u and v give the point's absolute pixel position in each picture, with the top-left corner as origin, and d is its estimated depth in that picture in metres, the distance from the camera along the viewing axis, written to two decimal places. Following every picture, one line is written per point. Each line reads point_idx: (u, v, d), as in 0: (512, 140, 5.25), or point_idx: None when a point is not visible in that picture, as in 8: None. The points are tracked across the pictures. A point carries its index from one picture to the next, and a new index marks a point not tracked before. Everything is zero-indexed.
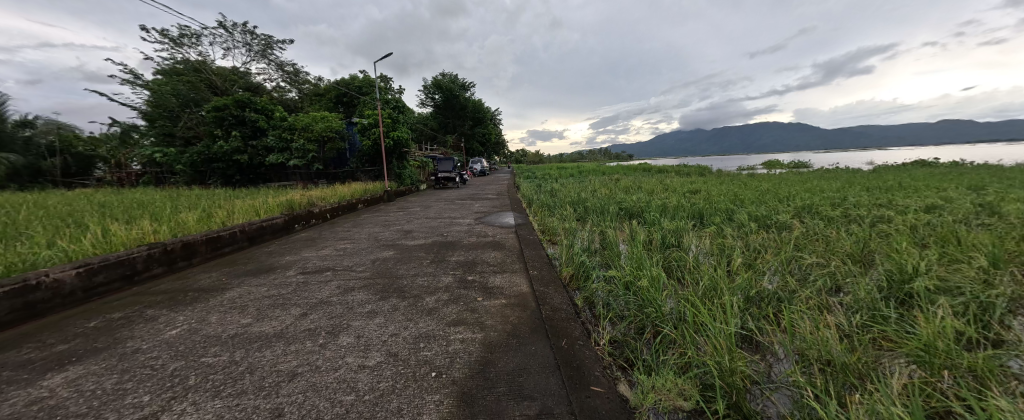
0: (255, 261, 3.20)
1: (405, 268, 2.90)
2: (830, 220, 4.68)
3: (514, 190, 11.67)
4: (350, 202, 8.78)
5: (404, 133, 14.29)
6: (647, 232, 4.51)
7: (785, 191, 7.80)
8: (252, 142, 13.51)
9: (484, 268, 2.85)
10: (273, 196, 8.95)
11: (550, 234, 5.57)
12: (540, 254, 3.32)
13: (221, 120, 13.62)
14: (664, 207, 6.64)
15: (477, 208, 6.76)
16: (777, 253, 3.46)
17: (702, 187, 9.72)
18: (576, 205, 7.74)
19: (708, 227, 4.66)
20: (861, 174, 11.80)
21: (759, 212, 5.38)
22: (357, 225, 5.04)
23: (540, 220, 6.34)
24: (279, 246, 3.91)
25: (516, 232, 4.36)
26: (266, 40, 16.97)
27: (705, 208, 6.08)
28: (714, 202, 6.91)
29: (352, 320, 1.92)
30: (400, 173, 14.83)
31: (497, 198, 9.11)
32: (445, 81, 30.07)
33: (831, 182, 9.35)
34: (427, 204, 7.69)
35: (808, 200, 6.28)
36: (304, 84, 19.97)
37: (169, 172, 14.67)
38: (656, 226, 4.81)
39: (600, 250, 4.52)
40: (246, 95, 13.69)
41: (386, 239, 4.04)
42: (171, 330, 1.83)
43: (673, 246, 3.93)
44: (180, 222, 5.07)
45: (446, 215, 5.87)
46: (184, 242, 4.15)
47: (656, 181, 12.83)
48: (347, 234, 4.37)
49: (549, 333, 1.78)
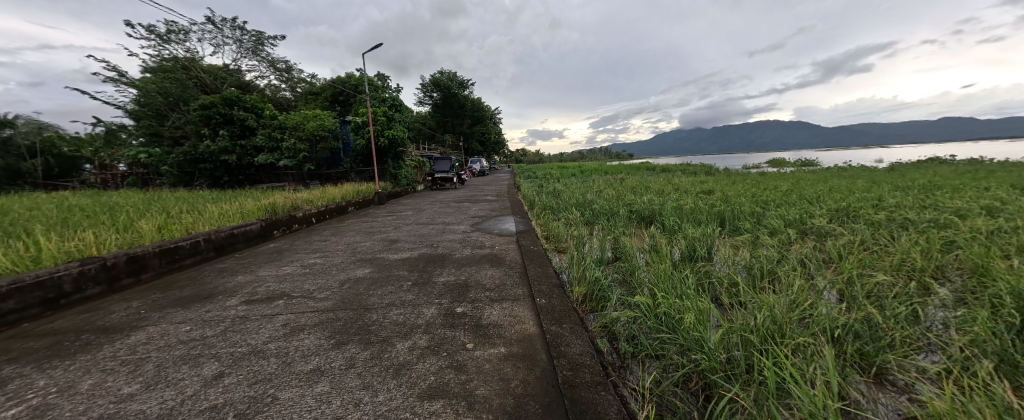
0: (198, 284, 2.60)
1: (379, 294, 2.29)
2: (879, 227, 4.10)
3: (514, 191, 11.09)
4: (339, 205, 8.20)
5: (400, 131, 13.71)
6: (670, 243, 3.93)
7: (810, 191, 7.18)
8: (240, 142, 12.89)
9: (478, 295, 2.25)
10: (258, 198, 8.39)
11: (556, 242, 4.99)
12: (548, 272, 2.72)
13: (208, 119, 13.03)
14: (680, 210, 6.05)
15: (474, 212, 6.19)
16: (836, 271, 2.85)
17: (715, 187, 9.11)
18: (581, 207, 7.17)
19: (738, 235, 4.07)
20: (881, 172, 11.21)
21: (790, 216, 4.80)
22: (338, 233, 4.45)
23: (544, 225, 5.79)
24: (237, 260, 3.31)
25: (517, 241, 3.78)
26: (257, 36, 16.35)
27: (727, 211, 5.51)
28: (735, 203, 6.32)
29: (283, 390, 1.32)
30: (396, 173, 14.29)
31: (496, 200, 8.56)
32: (444, 79, 29.47)
33: (853, 181, 8.77)
34: (421, 207, 7.10)
35: (841, 202, 5.68)
36: (298, 82, 19.37)
37: (156, 173, 14.09)
38: (678, 234, 4.22)
39: (616, 263, 3.95)
40: (235, 93, 13.11)
41: (365, 252, 3.44)
42: (11, 409, 1.25)
43: (703, 260, 3.35)
44: (136, 230, 4.48)
45: (440, 220, 5.30)
46: (131, 255, 3.58)
47: (664, 180, 12.24)
48: (323, 245, 3.77)
49: (569, 417, 1.19)
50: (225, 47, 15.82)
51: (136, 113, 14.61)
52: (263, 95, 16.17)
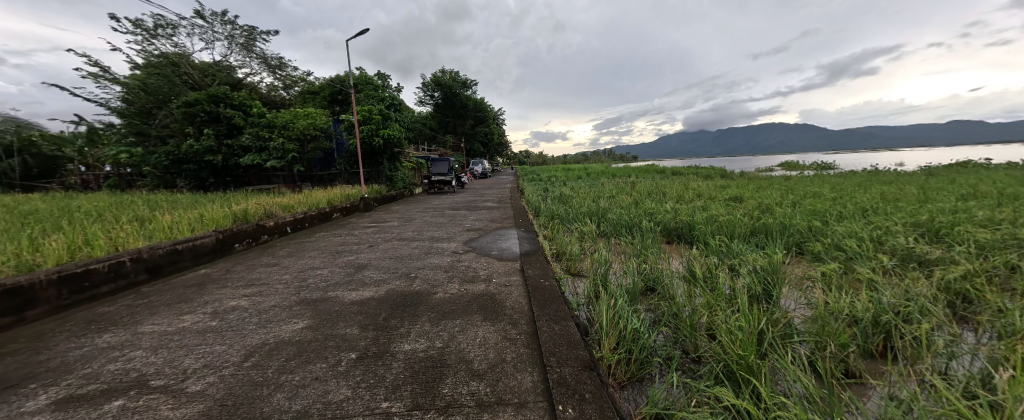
0: (30, 350, 1.69)
1: (293, 387, 1.38)
2: (994, 257, 3.17)
3: (518, 196, 10.21)
4: (322, 211, 7.36)
5: (397, 131, 12.86)
6: (724, 275, 2.99)
7: (860, 200, 6.22)
8: (226, 141, 12.06)
9: (459, 394, 1.34)
10: (234, 202, 7.57)
11: (570, 264, 4.07)
12: (570, 336, 1.79)
13: (192, 117, 12.16)
14: (715, 222, 5.11)
15: (471, 223, 5.27)
16: (1000, 345, 1.92)
17: (743, 193, 8.17)
18: (595, 217, 6.26)
19: (809, 264, 3.14)
20: (920, 178, 10.20)
21: (863, 236, 3.83)
22: (296, 253, 3.54)
23: (553, 240, 4.89)
24: (137, 299, 2.40)
25: (523, 270, 2.85)
26: (250, 31, 15.47)
27: (775, 226, 4.55)
28: (778, 214, 5.39)
29: None
30: (392, 175, 13.48)
31: (498, 207, 7.68)
32: (446, 78, 28.72)
33: (899, 188, 7.78)
34: (410, 216, 6.20)
35: (913, 216, 4.74)
36: (295, 81, 18.54)
37: (139, 175, 13.33)
38: (732, 259, 3.29)
39: (651, 299, 3.02)
40: (222, 90, 12.29)
41: (318, 286, 2.53)
42: None
43: (781, 307, 2.42)
44: (45, 246, 3.58)
45: (428, 234, 4.41)
46: (7, 288, 2.69)
47: (680, 185, 11.30)
48: (264, 274, 2.86)
49: None
50: (214, 41, 14.94)
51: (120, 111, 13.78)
52: (255, 93, 15.34)
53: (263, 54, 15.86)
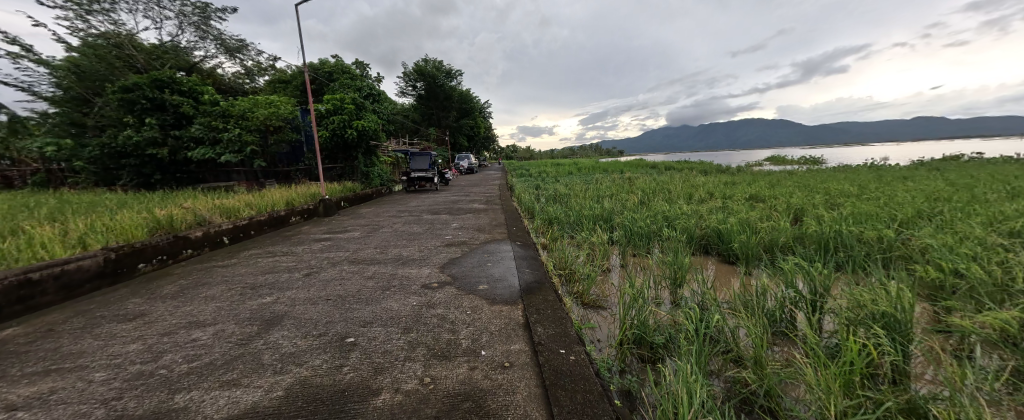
0: None
1: None
2: None
3: (507, 194, 9.17)
4: (273, 215, 6.16)
5: (373, 123, 11.53)
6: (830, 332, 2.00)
7: (904, 197, 5.40)
8: (174, 133, 10.54)
9: None
10: (166, 203, 6.29)
11: (583, 292, 3.06)
12: None
13: (130, 105, 10.50)
14: (750, 228, 4.25)
15: (453, 233, 4.20)
16: None
17: (756, 191, 7.36)
18: (599, 221, 5.32)
19: (939, 313, 2.16)
20: (932, 172, 9.61)
21: (964, 246, 2.91)
22: (187, 292, 2.38)
23: (556, 255, 3.89)
24: None
25: (529, 328, 1.80)
26: (205, 8, 13.74)
27: (834, 237, 3.62)
28: (821, 218, 4.52)
29: None
30: (367, 171, 12.21)
31: (485, 209, 6.64)
32: (429, 68, 27.33)
33: (924, 184, 7.08)
34: (378, 222, 5.08)
35: (990, 217, 3.88)
36: (262, 68, 16.85)
37: (73, 171, 11.60)
38: (824, 299, 2.31)
39: (722, 363, 2.00)
40: (167, 73, 10.71)
41: (169, 375, 1.42)
42: None
43: (963, 395, 1.43)
44: None
45: (394, 253, 3.30)
46: None
47: (680, 181, 10.53)
48: (96, 342, 1.71)
49: None
50: (162, 20, 13.22)
51: (50, 98, 11.95)
52: (213, 80, 13.72)
53: (220, 36, 14.20)
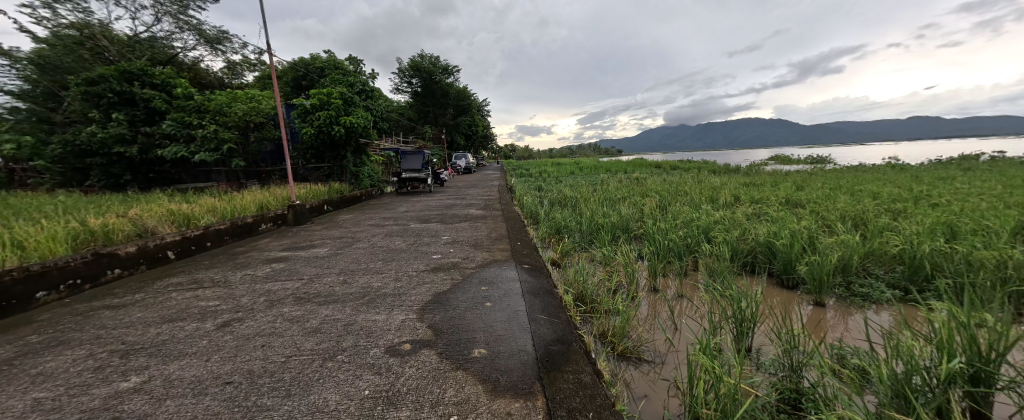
0: None
1: None
2: None
3: (506, 197, 8.33)
4: (235, 222, 5.29)
5: (362, 119, 10.66)
6: None
7: (979, 203, 4.57)
8: (143, 129, 9.62)
9: None
10: (112, 209, 5.38)
11: (617, 337, 2.22)
12: None
13: (95, 99, 9.55)
14: (812, 244, 3.44)
15: (442, 252, 3.33)
16: None
17: (788, 194, 6.54)
18: (619, 232, 4.47)
19: None
20: (972, 173, 8.80)
21: None
22: (15, 364, 1.52)
23: (572, 279, 3.04)
24: None
25: None
26: None
27: (937, 261, 2.81)
28: (891, 230, 3.72)
29: None
30: (357, 172, 11.31)
31: (483, 216, 5.78)
32: (425, 64, 26.47)
33: (978, 187, 6.27)
34: (355, 235, 4.22)
35: None
36: (247, 62, 15.91)
37: (37, 172, 10.66)
38: (1010, 381, 1.49)
39: None
40: (137, 64, 9.78)
41: None
42: None
43: None
44: None
45: (360, 285, 2.44)
46: None
47: (694, 182, 9.72)
48: None
49: None
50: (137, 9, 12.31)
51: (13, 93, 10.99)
52: (192, 74, 12.79)
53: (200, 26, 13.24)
